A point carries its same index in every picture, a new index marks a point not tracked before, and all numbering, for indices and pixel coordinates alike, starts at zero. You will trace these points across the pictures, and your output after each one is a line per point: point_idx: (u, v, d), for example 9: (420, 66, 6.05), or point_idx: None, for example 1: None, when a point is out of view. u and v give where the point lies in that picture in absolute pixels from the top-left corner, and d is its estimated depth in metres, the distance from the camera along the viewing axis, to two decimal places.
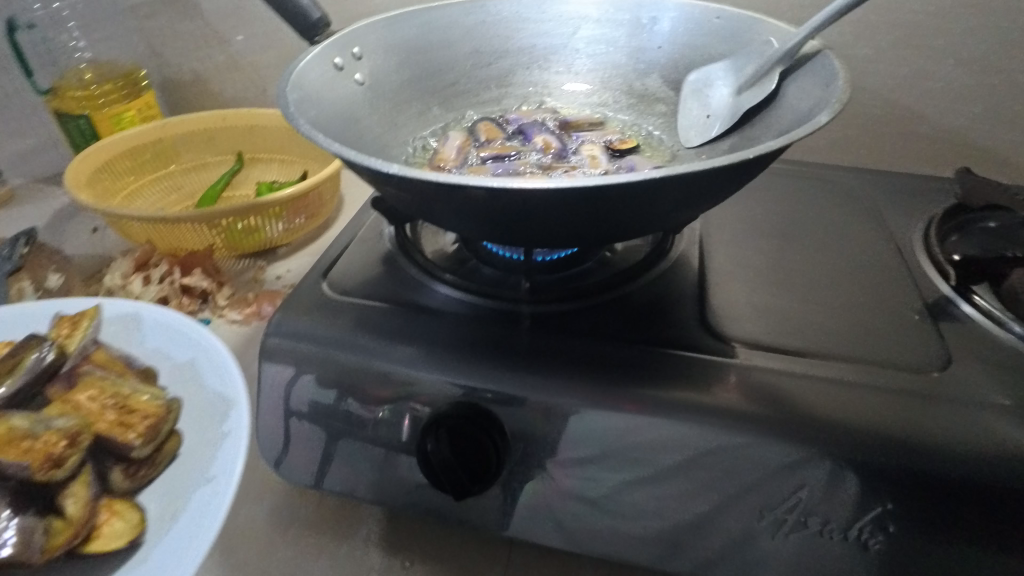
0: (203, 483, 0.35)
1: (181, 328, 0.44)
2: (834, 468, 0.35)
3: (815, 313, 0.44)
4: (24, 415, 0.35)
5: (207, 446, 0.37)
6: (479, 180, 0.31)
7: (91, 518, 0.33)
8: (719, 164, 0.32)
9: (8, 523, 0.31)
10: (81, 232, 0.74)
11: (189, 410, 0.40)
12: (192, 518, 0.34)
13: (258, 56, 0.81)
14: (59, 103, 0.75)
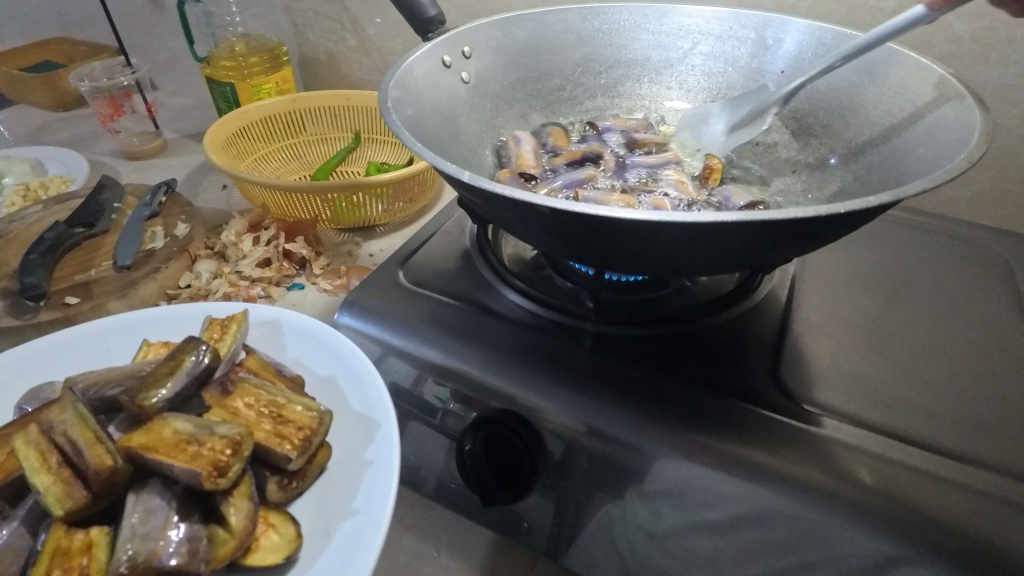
0: (350, 511, 0.34)
1: (320, 340, 0.43)
2: (886, 562, 0.32)
3: (906, 387, 0.40)
4: (185, 417, 0.33)
5: (357, 467, 0.36)
6: (543, 199, 0.31)
7: (250, 531, 0.32)
8: (805, 214, 0.29)
9: (176, 530, 0.30)
10: (213, 188, 0.83)
11: (345, 431, 0.38)
12: (350, 549, 0.32)
13: (385, 42, 0.85)
14: (211, 71, 0.84)
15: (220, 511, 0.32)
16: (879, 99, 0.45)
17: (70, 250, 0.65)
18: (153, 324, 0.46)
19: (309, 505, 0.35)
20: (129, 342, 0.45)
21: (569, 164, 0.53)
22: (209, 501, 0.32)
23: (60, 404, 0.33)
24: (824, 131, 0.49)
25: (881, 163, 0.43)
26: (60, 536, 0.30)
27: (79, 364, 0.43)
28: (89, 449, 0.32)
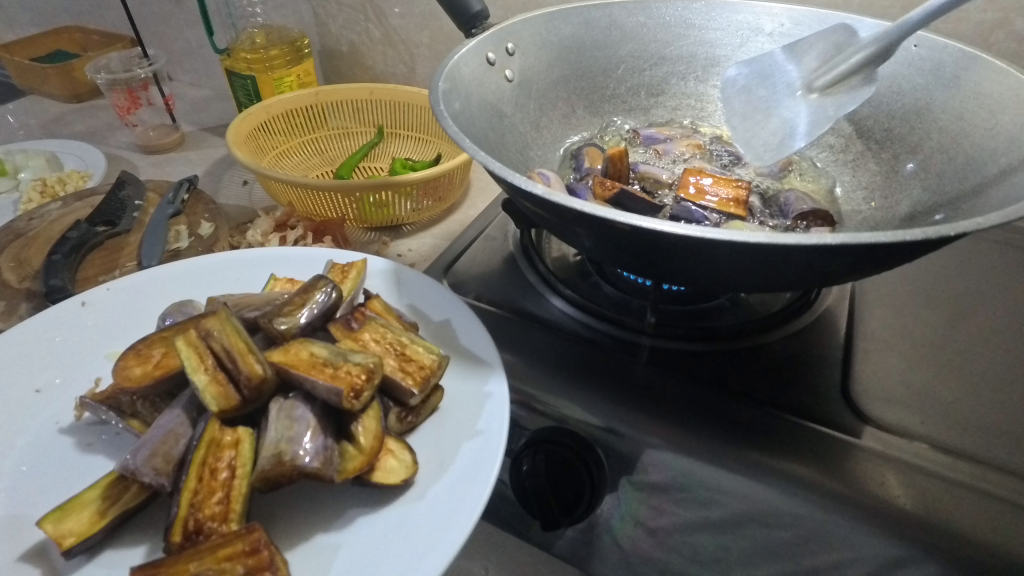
0: (470, 436, 0.36)
1: (431, 290, 0.46)
2: None
3: (979, 407, 0.38)
4: (321, 343, 0.38)
5: (470, 403, 0.38)
6: (625, 215, 0.29)
7: (377, 452, 0.34)
8: (908, 238, 0.28)
9: (313, 440, 0.34)
10: (234, 183, 0.81)
11: (460, 369, 0.40)
12: (470, 473, 0.34)
13: (411, 34, 0.83)
14: (232, 63, 0.82)
15: (350, 430, 0.36)
16: (948, 104, 0.44)
17: (94, 249, 0.63)
18: (279, 260, 0.50)
19: (427, 435, 0.37)
20: (258, 272, 0.49)
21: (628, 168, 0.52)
22: (341, 421, 0.36)
23: (216, 315, 0.38)
24: (885, 137, 0.48)
25: (954, 174, 0.41)
26: (215, 429, 0.35)
27: (216, 287, 0.48)
28: (241, 359, 0.36)
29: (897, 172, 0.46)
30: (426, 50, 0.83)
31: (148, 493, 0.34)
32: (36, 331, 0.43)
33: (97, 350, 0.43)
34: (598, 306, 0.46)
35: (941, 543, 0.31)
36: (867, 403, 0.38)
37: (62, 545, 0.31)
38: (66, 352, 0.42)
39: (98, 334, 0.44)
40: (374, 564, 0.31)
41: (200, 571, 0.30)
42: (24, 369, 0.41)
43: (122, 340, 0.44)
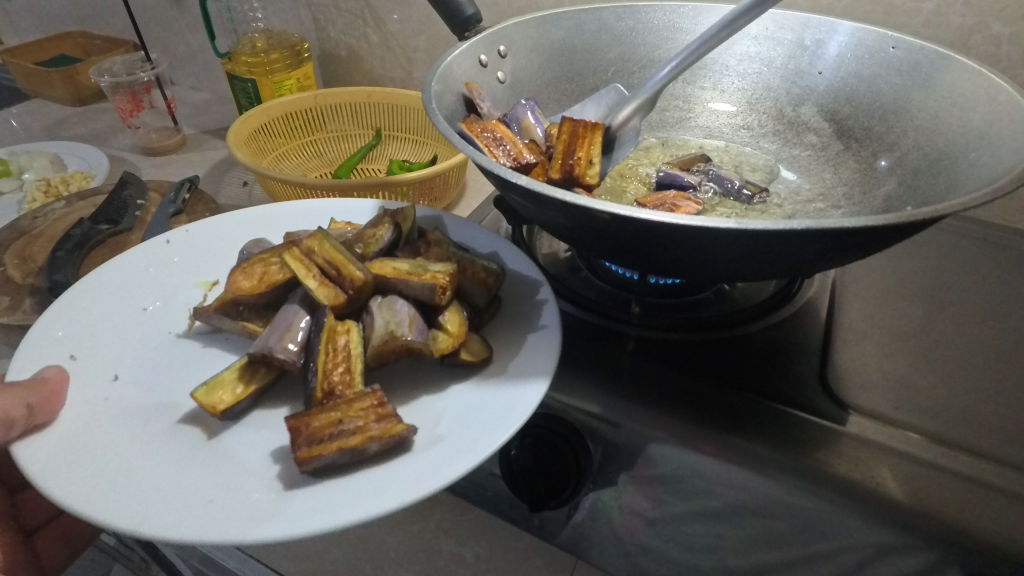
0: (533, 329, 0.40)
1: (470, 230, 0.49)
2: (932, 560, 0.32)
3: (950, 394, 0.40)
4: (401, 260, 0.42)
5: (522, 307, 0.42)
6: (603, 203, 0.31)
7: (464, 334, 0.39)
8: (870, 223, 0.29)
9: (414, 325, 0.38)
10: (235, 184, 0.83)
11: (509, 287, 0.44)
12: (535, 350, 0.38)
13: (409, 38, 0.84)
14: (233, 66, 0.84)
15: (438, 321, 0.40)
16: (924, 103, 0.45)
17: (96, 246, 0.65)
18: (340, 208, 0.52)
19: (496, 333, 0.41)
20: (319, 217, 0.52)
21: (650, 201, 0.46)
22: (429, 317, 0.40)
23: (313, 236, 0.42)
24: (865, 135, 0.49)
25: (928, 169, 0.42)
26: (331, 319, 0.39)
27: (287, 227, 0.51)
28: (343, 268, 0.41)
29: (874, 168, 0.48)
30: (423, 54, 0.85)
31: (276, 373, 0.39)
32: (133, 262, 0.46)
33: (187, 279, 0.46)
34: (587, 300, 0.47)
35: (914, 523, 0.32)
36: (844, 390, 0.40)
37: (217, 409, 0.35)
38: (162, 279, 0.46)
39: (182, 268, 0.47)
40: (475, 418, 0.35)
41: (342, 417, 0.34)
42: (133, 291, 0.44)
43: (207, 272, 0.47)
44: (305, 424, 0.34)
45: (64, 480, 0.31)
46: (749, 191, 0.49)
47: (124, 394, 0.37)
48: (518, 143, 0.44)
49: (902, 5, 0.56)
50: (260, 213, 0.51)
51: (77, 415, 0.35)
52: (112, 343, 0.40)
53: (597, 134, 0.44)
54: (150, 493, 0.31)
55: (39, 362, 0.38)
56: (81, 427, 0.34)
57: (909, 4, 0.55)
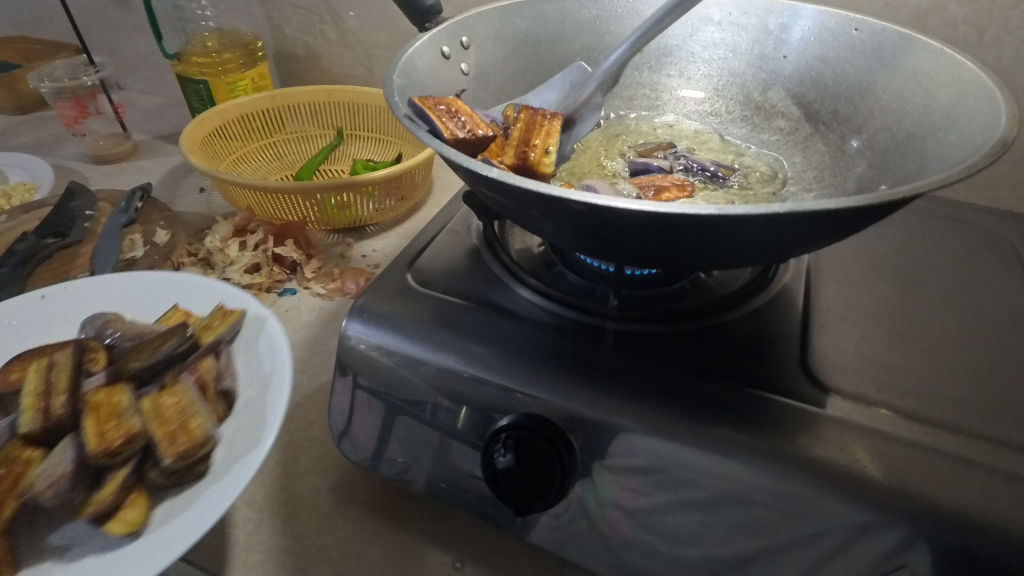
0: (215, 478, 0.35)
1: (272, 338, 0.42)
2: (925, 546, 0.32)
3: (927, 371, 0.40)
4: (129, 394, 0.38)
5: (244, 448, 0.36)
6: (581, 194, 0.30)
7: (121, 500, 0.34)
8: (850, 204, 0.28)
9: (62, 462, 0.34)
10: (191, 190, 0.79)
11: (239, 427, 0.37)
12: (195, 516, 0.33)
13: (368, 34, 0.82)
14: (183, 68, 0.80)
15: (103, 480, 0.35)
16: (888, 84, 0.45)
17: (43, 261, 0.62)
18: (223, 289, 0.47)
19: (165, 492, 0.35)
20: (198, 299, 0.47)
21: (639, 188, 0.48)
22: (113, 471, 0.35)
23: (66, 348, 0.40)
24: (832, 118, 0.49)
25: (895, 150, 0.42)
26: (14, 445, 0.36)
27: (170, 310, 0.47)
28: (57, 394, 0.37)
29: (844, 150, 0.48)
30: (383, 50, 0.83)
31: None
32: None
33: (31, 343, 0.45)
34: (561, 294, 0.46)
35: (899, 504, 0.32)
36: (824, 373, 0.40)
37: None
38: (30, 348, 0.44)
39: (52, 333, 0.45)
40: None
41: None
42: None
43: (54, 338, 0.45)
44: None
45: None
46: (723, 173, 0.50)
47: None
48: (476, 116, 0.42)
49: None
50: (164, 292, 0.48)
51: None
52: None
53: (557, 122, 0.43)
54: None
55: None
56: None
57: None
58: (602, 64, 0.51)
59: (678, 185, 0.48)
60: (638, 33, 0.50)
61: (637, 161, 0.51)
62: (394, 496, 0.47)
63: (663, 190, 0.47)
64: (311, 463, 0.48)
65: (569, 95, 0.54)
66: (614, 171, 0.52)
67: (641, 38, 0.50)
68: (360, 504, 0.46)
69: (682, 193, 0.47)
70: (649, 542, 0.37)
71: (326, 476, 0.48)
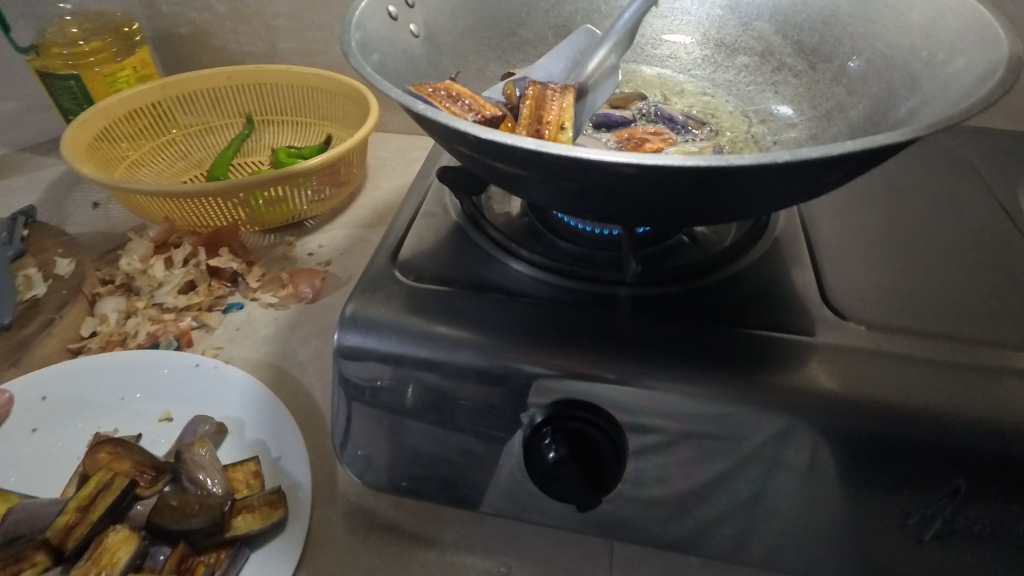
0: None
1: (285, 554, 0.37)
2: (981, 462, 0.33)
3: (928, 288, 0.41)
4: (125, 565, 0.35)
5: None
6: (630, 155, 0.26)
7: None
8: (917, 134, 0.26)
9: None
10: (82, 206, 0.68)
11: None
12: None
13: (264, 4, 0.72)
14: (43, 62, 0.67)
15: None
16: (854, 8, 0.44)
17: None
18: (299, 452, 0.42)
19: None
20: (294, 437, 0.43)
21: (621, 139, 0.45)
22: None
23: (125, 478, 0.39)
24: (798, 50, 0.48)
25: (873, 71, 0.42)
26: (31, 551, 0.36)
27: (270, 435, 0.44)
28: (87, 519, 0.37)
29: (814, 82, 0.47)
30: (284, 21, 0.74)
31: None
32: (70, 376, 0.47)
33: (157, 407, 0.47)
34: (558, 265, 0.43)
35: (945, 424, 0.33)
36: (840, 307, 0.40)
37: None
38: (150, 416, 0.46)
39: (170, 403, 0.47)
40: None
41: None
42: (84, 424, 0.45)
43: (182, 410, 0.46)
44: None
45: None
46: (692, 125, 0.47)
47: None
48: (480, 99, 0.36)
49: None
50: (271, 409, 0.45)
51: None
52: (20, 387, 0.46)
53: (569, 97, 0.36)
54: None
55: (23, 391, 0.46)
56: None
57: None
58: (613, 26, 0.44)
59: (658, 135, 0.45)
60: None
61: (598, 114, 0.47)
62: (416, 510, 0.43)
63: (643, 141, 0.44)
64: (315, 494, 0.43)
65: (575, 69, 0.45)
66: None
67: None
68: (380, 527, 0.42)
69: (665, 144, 0.44)
70: (708, 506, 0.37)
71: (336, 504, 0.43)
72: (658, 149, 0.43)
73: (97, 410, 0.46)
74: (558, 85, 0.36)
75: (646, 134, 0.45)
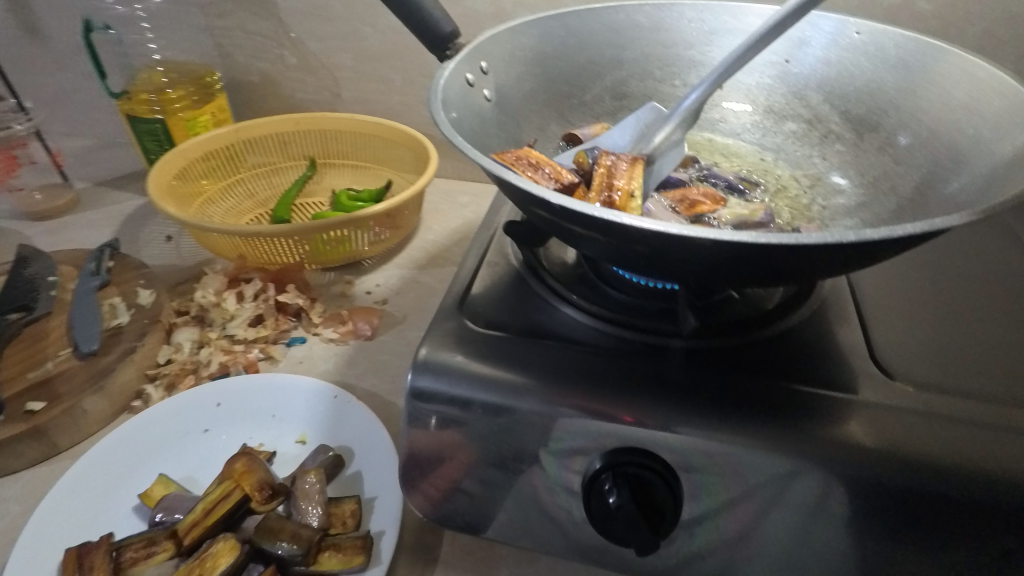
0: None
1: None
2: None
3: (973, 352, 0.43)
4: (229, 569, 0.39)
5: None
6: (707, 232, 0.29)
7: None
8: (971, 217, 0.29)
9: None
10: (155, 240, 0.72)
11: None
12: None
13: (332, 57, 0.78)
14: (130, 106, 0.73)
15: None
16: (900, 84, 0.47)
17: (10, 342, 0.54)
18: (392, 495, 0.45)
19: None
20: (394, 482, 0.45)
21: (674, 200, 0.46)
22: None
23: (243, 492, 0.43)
24: (844, 119, 0.51)
25: (919, 145, 0.45)
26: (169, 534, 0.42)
27: (383, 474, 0.46)
28: (210, 519, 0.42)
29: (861, 150, 0.49)
30: (349, 73, 0.79)
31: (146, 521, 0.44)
32: (237, 388, 0.53)
33: (297, 429, 0.51)
34: (616, 316, 0.46)
35: (1003, 485, 0.34)
36: (890, 367, 0.41)
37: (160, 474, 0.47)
38: (286, 438, 0.50)
39: (306, 427, 0.51)
40: None
41: (83, 562, 0.40)
42: (242, 430, 0.51)
43: (315, 435, 0.50)
44: (83, 546, 0.41)
45: (126, 434, 0.49)
46: (744, 187, 0.50)
47: (173, 422, 0.50)
48: (558, 166, 0.39)
49: None
50: (386, 449, 0.47)
51: (162, 416, 0.51)
52: (200, 390, 0.53)
53: (637, 167, 0.38)
54: (106, 495, 0.45)
55: (197, 396, 0.52)
56: (147, 416, 0.50)
57: None
58: (679, 104, 0.47)
59: (711, 197, 0.46)
60: (714, 71, 0.46)
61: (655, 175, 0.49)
62: (471, 547, 0.45)
63: (696, 203, 0.46)
64: None
65: (641, 140, 0.49)
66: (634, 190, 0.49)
67: (722, 74, 0.46)
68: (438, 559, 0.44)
69: (717, 206, 0.46)
70: (761, 556, 0.37)
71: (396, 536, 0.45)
72: (711, 211, 0.45)
73: (247, 422, 0.51)
74: (628, 157, 0.39)
75: (695, 194, 0.47)
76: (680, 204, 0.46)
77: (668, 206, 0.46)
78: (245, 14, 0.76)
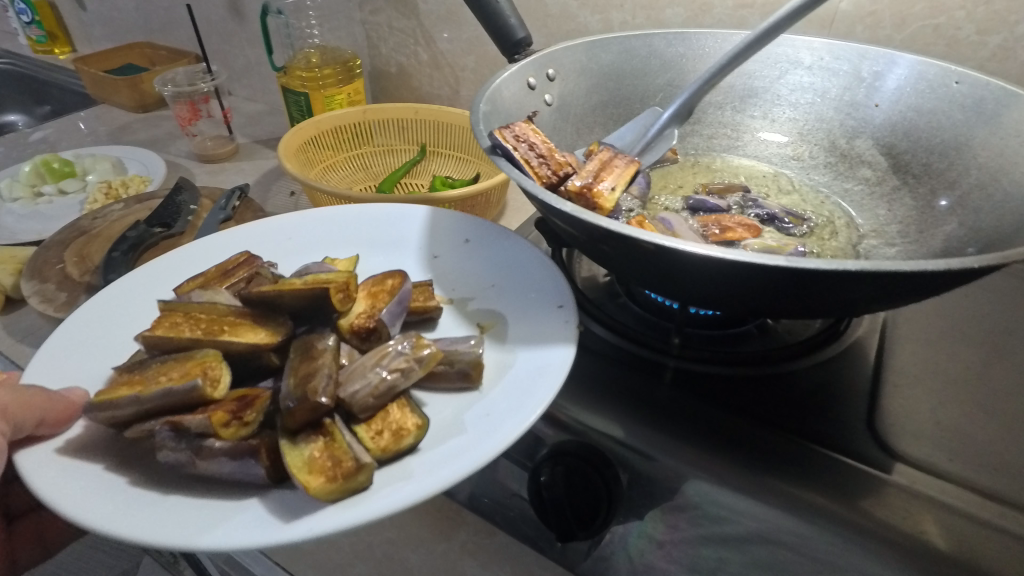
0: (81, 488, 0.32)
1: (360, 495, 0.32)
2: None
3: (1008, 447, 0.37)
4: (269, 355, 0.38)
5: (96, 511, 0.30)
6: (652, 236, 0.30)
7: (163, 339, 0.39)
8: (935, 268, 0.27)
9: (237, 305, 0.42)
10: (282, 194, 0.85)
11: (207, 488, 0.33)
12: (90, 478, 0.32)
13: (457, 57, 0.86)
14: (287, 80, 0.87)
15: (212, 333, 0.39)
16: (988, 140, 0.43)
17: (148, 248, 0.67)
18: (462, 452, 0.33)
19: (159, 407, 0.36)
20: (501, 428, 0.34)
21: (707, 223, 0.47)
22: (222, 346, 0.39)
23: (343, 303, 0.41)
24: (923, 172, 0.48)
25: (992, 210, 0.41)
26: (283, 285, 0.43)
27: (499, 415, 0.35)
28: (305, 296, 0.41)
29: (932, 208, 0.46)
30: (470, 74, 0.86)
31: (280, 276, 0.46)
32: (488, 233, 0.50)
33: (492, 311, 0.44)
34: (621, 325, 0.47)
35: None
36: (894, 437, 0.38)
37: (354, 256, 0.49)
38: (465, 304, 0.46)
39: (490, 297, 0.46)
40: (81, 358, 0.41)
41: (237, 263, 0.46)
42: (452, 274, 0.49)
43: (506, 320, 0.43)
44: (251, 258, 0.47)
45: (382, 216, 0.53)
46: (790, 221, 0.48)
47: (444, 242, 0.51)
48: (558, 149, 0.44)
49: (966, 38, 0.55)
50: (535, 380, 0.36)
51: (446, 233, 0.52)
52: (461, 221, 0.52)
53: (630, 168, 0.42)
54: (297, 238, 0.52)
55: (458, 224, 0.52)
56: (405, 213, 0.53)
57: (974, 37, 0.54)
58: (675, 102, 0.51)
59: (744, 226, 0.47)
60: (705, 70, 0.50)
61: (694, 198, 0.50)
62: None
63: (728, 229, 0.46)
64: None
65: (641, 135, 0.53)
66: (668, 205, 0.51)
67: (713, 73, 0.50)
68: None
69: (749, 234, 0.46)
70: None
71: None
72: (741, 239, 0.46)
73: (443, 256, 0.50)
74: (626, 157, 0.43)
75: (732, 222, 0.48)
76: (715, 229, 0.46)
77: (698, 226, 0.47)
78: (393, 13, 0.87)
